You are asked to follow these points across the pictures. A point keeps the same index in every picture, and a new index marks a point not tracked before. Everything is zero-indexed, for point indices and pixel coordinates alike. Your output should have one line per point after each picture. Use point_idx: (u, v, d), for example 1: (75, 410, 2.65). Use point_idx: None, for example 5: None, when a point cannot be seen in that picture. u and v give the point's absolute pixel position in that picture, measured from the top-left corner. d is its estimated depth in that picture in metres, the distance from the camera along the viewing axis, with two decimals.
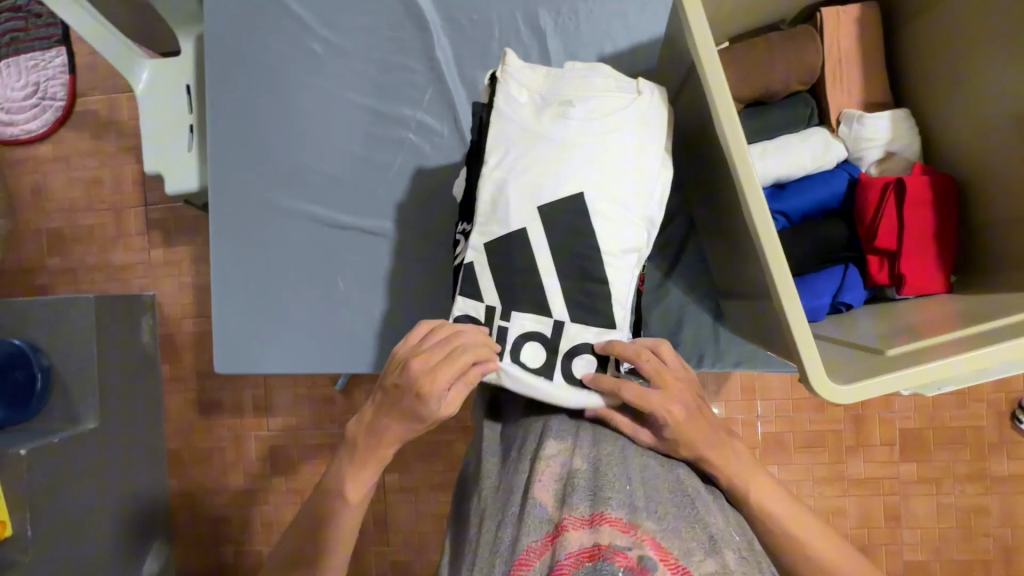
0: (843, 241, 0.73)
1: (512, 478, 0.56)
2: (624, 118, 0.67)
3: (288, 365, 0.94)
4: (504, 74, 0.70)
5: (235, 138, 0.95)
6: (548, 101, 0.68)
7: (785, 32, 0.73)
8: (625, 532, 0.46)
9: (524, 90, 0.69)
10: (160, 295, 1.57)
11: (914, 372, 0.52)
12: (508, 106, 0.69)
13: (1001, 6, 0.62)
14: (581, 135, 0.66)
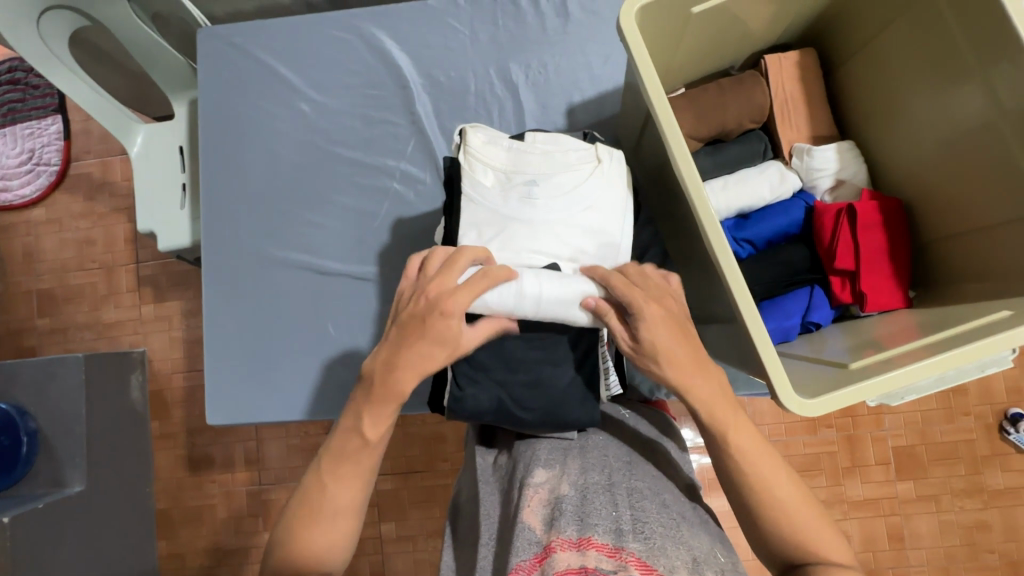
0: (806, 264, 0.78)
1: (507, 513, 0.59)
2: (587, 189, 0.71)
3: (282, 412, 0.94)
4: (467, 157, 0.73)
5: (228, 193, 0.99)
6: (512, 180, 0.72)
7: (735, 77, 0.80)
8: (610, 556, 0.48)
9: (490, 170, 0.72)
10: (150, 351, 1.58)
11: (874, 385, 0.55)
12: (475, 190, 0.72)
13: (913, 48, 0.69)
14: (548, 210, 0.70)
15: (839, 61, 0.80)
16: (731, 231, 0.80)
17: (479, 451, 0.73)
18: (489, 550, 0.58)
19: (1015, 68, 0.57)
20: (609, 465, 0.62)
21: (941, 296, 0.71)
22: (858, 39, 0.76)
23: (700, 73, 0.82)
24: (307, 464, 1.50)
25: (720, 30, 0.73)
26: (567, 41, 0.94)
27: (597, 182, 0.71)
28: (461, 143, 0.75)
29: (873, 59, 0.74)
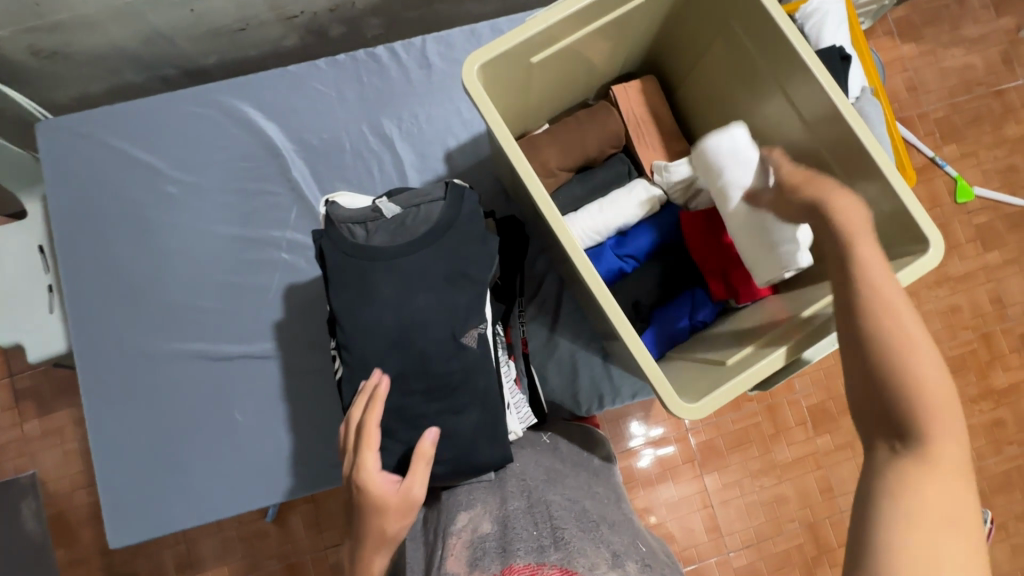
0: (682, 270, 0.84)
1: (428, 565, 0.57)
2: (448, 211, 0.71)
3: (199, 515, 0.87)
4: (330, 214, 0.72)
5: (97, 293, 0.92)
6: (378, 223, 0.72)
7: (590, 109, 0.86)
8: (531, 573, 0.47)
9: (360, 222, 0.72)
10: (41, 472, 1.41)
11: (743, 374, 0.61)
12: (341, 233, 0.70)
13: (728, 70, 0.78)
14: (413, 235, 0.70)
15: (676, 83, 0.89)
16: (614, 249, 0.85)
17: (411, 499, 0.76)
18: None
19: (804, 82, 0.67)
20: (527, 488, 0.64)
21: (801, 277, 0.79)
22: (685, 66, 0.85)
23: (559, 108, 0.88)
24: (249, 555, 1.40)
25: (565, 71, 0.79)
26: (433, 90, 0.97)
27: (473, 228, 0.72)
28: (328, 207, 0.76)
29: (702, 83, 0.84)
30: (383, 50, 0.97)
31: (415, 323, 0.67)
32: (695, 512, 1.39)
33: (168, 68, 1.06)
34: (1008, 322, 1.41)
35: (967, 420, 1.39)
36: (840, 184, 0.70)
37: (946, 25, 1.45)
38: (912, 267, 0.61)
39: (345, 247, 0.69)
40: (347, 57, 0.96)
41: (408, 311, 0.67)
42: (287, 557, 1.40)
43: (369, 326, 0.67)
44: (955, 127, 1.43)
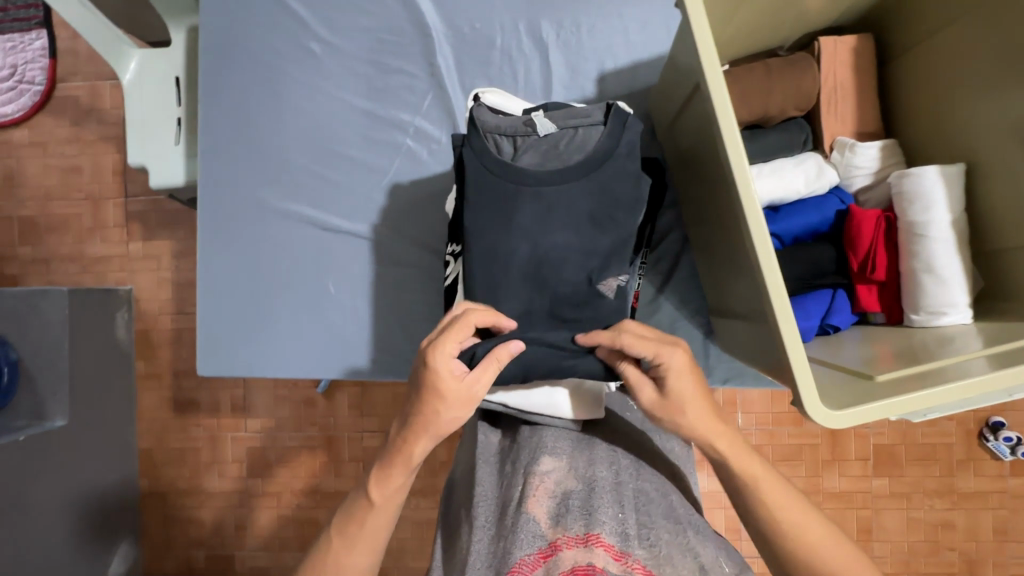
0: (831, 266, 0.75)
1: (507, 500, 0.56)
2: (606, 140, 0.67)
3: (273, 370, 0.92)
4: (478, 122, 0.70)
5: (227, 135, 0.93)
6: (527, 140, 0.68)
7: (785, 58, 0.75)
8: (617, 558, 0.46)
9: (508, 134, 0.69)
10: (137, 290, 1.54)
11: (900, 401, 0.53)
12: (488, 145, 0.68)
13: (981, 45, 0.64)
14: (566, 158, 0.67)
15: (896, 51, 0.75)
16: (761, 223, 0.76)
17: (480, 417, 0.75)
18: (483, 535, 0.54)
19: None
20: (617, 460, 0.61)
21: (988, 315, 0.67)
22: (919, 32, 0.71)
23: (748, 51, 0.77)
24: (295, 416, 1.50)
25: (778, 7, 0.67)
26: (605, 1, 0.88)
27: (627, 159, 0.67)
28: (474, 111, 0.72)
29: (936, 55, 0.69)
30: None
31: (547, 241, 0.65)
32: (718, 509, 1.34)
33: None
34: None
35: None
36: None
37: None
38: None
39: (488, 162, 0.67)
40: None
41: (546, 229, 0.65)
42: (327, 428, 1.49)
43: (505, 232, 0.65)
44: None
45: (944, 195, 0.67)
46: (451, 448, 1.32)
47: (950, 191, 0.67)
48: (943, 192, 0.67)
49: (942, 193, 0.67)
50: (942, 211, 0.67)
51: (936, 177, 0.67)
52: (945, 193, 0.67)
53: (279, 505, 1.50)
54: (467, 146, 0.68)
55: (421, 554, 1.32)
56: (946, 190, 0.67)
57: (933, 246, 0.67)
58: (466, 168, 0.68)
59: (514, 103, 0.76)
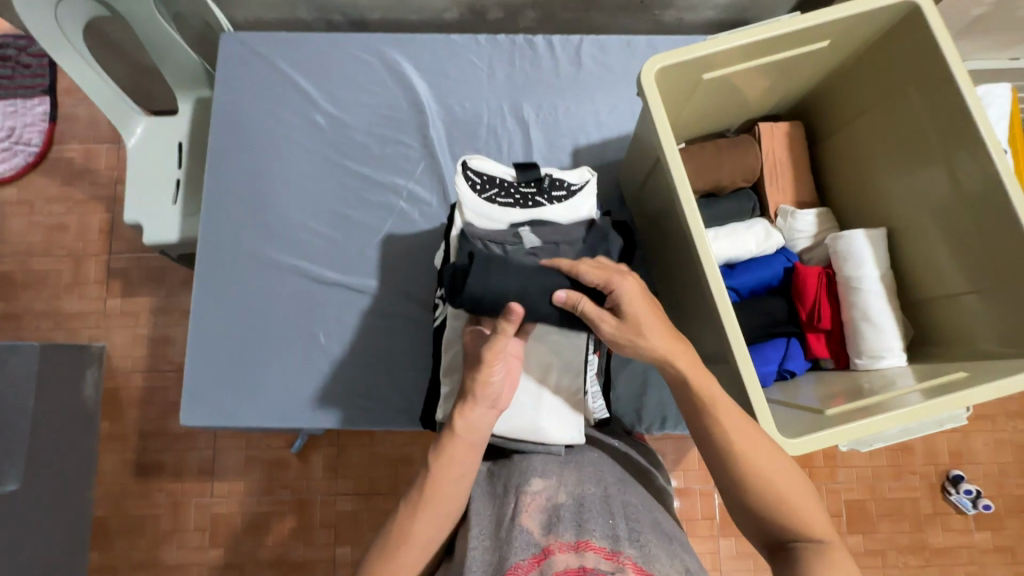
0: (784, 316, 0.83)
1: (500, 516, 0.60)
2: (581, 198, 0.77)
3: (257, 421, 0.93)
4: (475, 169, 0.78)
5: (230, 194, 1.00)
6: (516, 189, 0.78)
7: (731, 139, 0.87)
8: (607, 558, 0.51)
9: (502, 183, 0.78)
10: (110, 346, 1.53)
11: (841, 429, 0.61)
12: (483, 210, 0.76)
13: (881, 129, 0.78)
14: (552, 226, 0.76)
15: (820, 134, 0.89)
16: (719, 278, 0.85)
17: None
18: (479, 546, 0.57)
19: (974, 159, 0.67)
20: (604, 476, 0.65)
21: (925, 356, 0.77)
22: (837, 119, 0.85)
23: (700, 132, 0.89)
24: (265, 478, 1.46)
25: (722, 97, 0.81)
26: (576, 88, 1.01)
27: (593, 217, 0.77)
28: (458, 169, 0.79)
29: (852, 137, 0.83)
30: (540, 40, 1.02)
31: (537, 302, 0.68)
32: None
33: (338, 14, 1.15)
34: None
35: (1018, 567, 1.36)
36: (982, 269, 0.69)
37: None
38: None
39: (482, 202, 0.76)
40: (506, 40, 1.02)
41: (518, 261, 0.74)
42: (299, 491, 1.45)
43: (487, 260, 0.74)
44: None
45: (868, 255, 0.78)
46: None
47: (873, 250, 0.78)
48: (868, 252, 0.78)
49: (867, 253, 0.78)
50: (871, 268, 0.78)
51: (860, 240, 0.78)
52: (869, 253, 0.78)
53: None
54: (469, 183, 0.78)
55: None
56: (870, 251, 0.78)
57: (864, 297, 0.77)
58: (467, 202, 0.76)
59: (497, 165, 0.80)
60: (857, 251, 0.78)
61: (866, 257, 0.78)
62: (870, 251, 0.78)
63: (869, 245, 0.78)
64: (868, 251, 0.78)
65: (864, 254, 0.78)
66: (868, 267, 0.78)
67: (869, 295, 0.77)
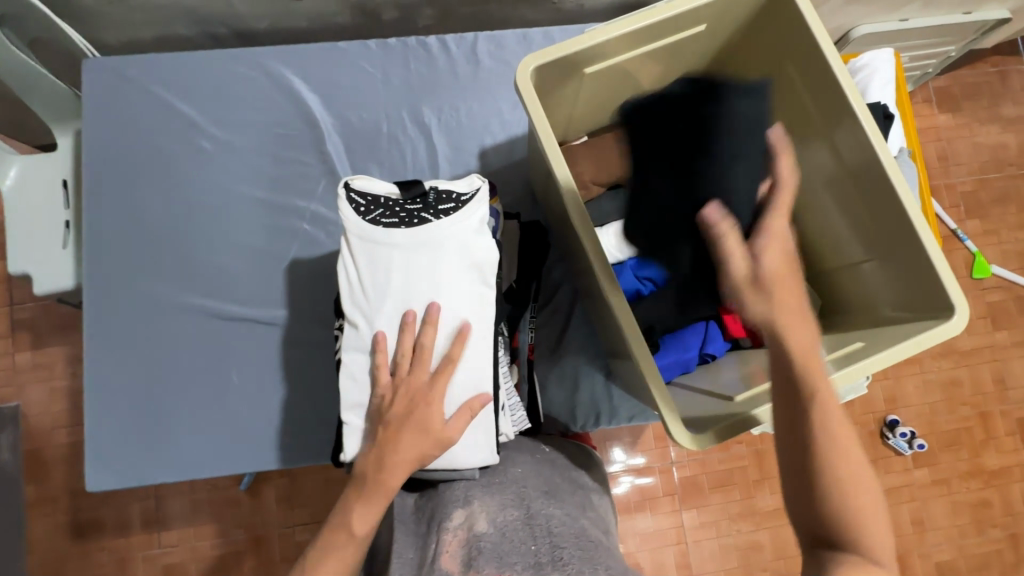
0: (701, 300, 0.83)
1: (423, 559, 0.58)
2: (462, 205, 0.73)
3: (178, 474, 0.87)
4: (354, 194, 0.73)
5: (115, 236, 0.92)
6: (397, 207, 0.73)
7: (630, 128, 0.86)
8: None
9: (384, 202, 0.73)
10: (24, 405, 1.40)
11: (741, 421, 0.61)
12: (366, 233, 0.71)
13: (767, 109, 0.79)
14: (440, 241, 0.71)
15: None
16: (635, 269, 0.84)
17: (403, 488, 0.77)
18: None
19: (850, 132, 0.68)
20: (526, 495, 0.64)
21: (829, 327, 0.79)
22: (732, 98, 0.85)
23: (598, 123, 0.88)
24: (216, 520, 1.39)
25: (614, 85, 0.79)
26: (477, 87, 0.98)
27: (472, 223, 0.72)
28: (342, 189, 0.74)
29: None
30: (434, 40, 0.97)
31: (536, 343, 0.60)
32: (667, 546, 1.35)
33: (219, 27, 1.07)
34: (1007, 404, 1.49)
35: (954, 496, 1.45)
36: (873, 238, 0.70)
37: (986, 101, 1.58)
38: (935, 331, 0.61)
39: (361, 224, 0.71)
40: (398, 42, 0.97)
41: (397, 279, 0.70)
42: (255, 527, 1.38)
43: (371, 283, 0.70)
44: (981, 203, 1.53)
45: None
46: None
47: None
48: None
49: None
50: None
51: None
52: None
53: None
54: (350, 210, 0.72)
55: None
56: None
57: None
58: (349, 230, 0.72)
59: (382, 183, 0.75)
60: None
61: None
62: None
63: None
64: None
65: None
66: None
67: None
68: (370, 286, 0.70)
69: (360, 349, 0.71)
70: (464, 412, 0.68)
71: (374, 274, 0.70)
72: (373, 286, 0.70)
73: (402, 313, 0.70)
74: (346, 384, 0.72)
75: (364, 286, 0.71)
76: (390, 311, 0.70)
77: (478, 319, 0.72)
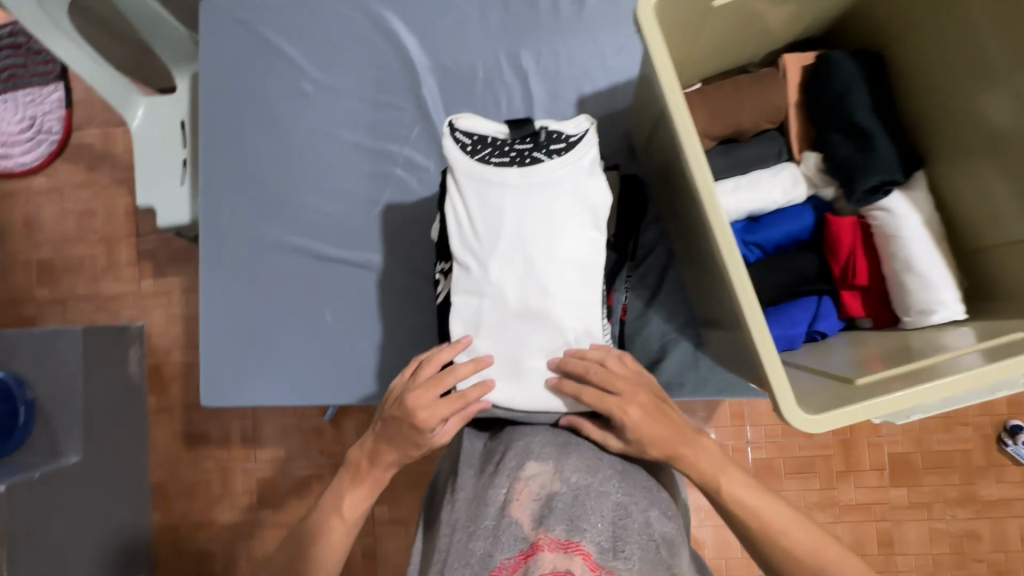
0: (814, 272, 0.75)
1: (486, 496, 0.52)
2: (577, 141, 0.71)
3: (275, 398, 0.93)
4: (463, 134, 0.73)
5: (228, 174, 0.97)
6: (507, 147, 0.72)
7: (752, 75, 0.77)
8: (595, 570, 0.43)
9: (492, 144, 0.73)
10: (148, 325, 1.58)
11: (863, 408, 0.54)
12: (477, 170, 0.70)
13: (929, 50, 0.67)
14: (555, 182, 0.69)
15: None
16: (742, 234, 0.77)
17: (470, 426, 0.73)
18: (457, 531, 0.50)
19: None
20: (602, 468, 0.55)
21: (976, 310, 0.69)
22: (883, 35, 0.73)
23: (715, 68, 0.79)
24: (302, 444, 1.51)
25: (741, 23, 0.70)
26: (580, 29, 0.91)
27: (584, 158, 0.70)
28: (448, 128, 0.75)
29: (903, 58, 0.71)
30: None
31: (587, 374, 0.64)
32: None
33: None
34: None
35: None
36: None
37: None
38: None
39: (472, 162, 0.71)
40: None
41: (508, 217, 0.68)
42: (335, 455, 1.49)
43: (481, 222, 0.69)
44: None
45: (903, 210, 0.69)
46: None
47: (909, 204, 0.69)
48: (905, 206, 0.69)
49: (903, 206, 0.69)
50: (912, 224, 0.69)
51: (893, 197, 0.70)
52: (910, 206, 0.69)
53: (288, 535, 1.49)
54: (459, 149, 0.72)
55: None
56: (909, 203, 0.69)
57: (906, 247, 0.68)
58: (460, 169, 0.71)
59: (489, 125, 0.75)
60: (891, 213, 0.69)
61: (903, 212, 0.69)
62: (908, 205, 0.69)
63: (901, 201, 0.69)
64: (904, 208, 0.69)
65: (900, 210, 0.69)
66: (910, 221, 0.69)
67: (913, 258, 0.68)
68: (482, 224, 0.69)
69: (471, 292, 0.69)
70: (616, 359, 0.65)
71: (485, 215, 0.69)
72: (484, 223, 0.69)
73: (516, 253, 0.68)
74: (458, 326, 0.70)
75: (474, 225, 0.70)
76: (504, 252, 0.68)
77: (593, 267, 0.69)
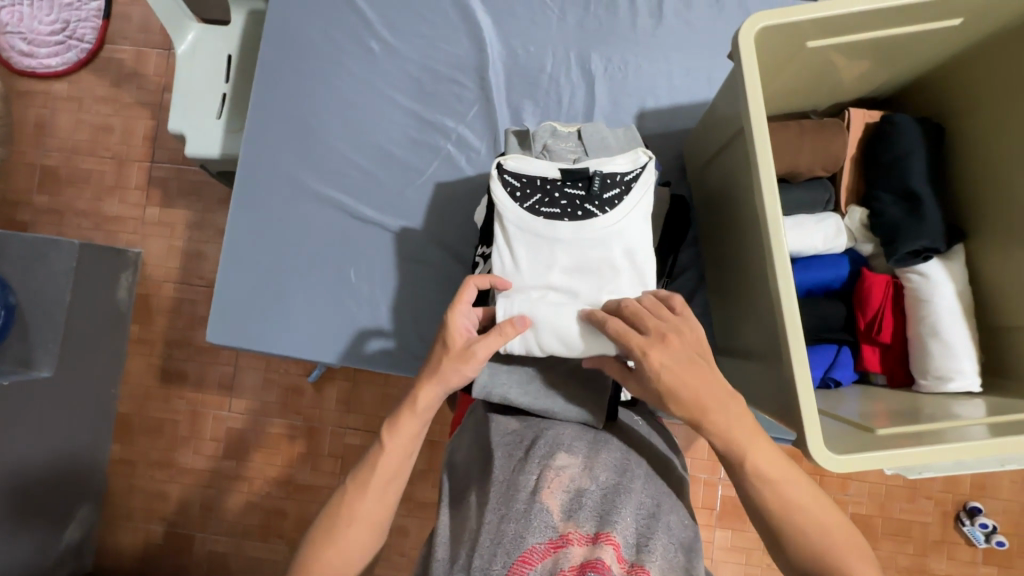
0: (840, 322, 0.77)
1: (517, 480, 0.53)
2: (632, 199, 0.69)
3: (281, 348, 0.92)
4: (515, 174, 0.71)
5: (278, 116, 0.96)
6: (559, 195, 0.70)
7: (816, 121, 0.79)
8: (622, 564, 0.44)
9: (545, 185, 0.70)
10: (145, 254, 1.54)
11: (885, 456, 0.56)
12: (528, 221, 0.69)
13: (991, 129, 0.70)
14: (607, 236, 0.68)
15: None
16: None
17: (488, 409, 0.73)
18: (485, 511, 0.51)
19: None
20: (630, 468, 0.56)
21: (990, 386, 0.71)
22: (947, 110, 0.75)
23: (781, 109, 0.80)
24: (279, 401, 1.48)
25: (822, 68, 0.72)
26: (653, 45, 0.93)
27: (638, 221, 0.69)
28: (498, 164, 0.73)
29: (961, 134, 0.74)
30: None
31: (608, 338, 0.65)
32: None
33: None
34: None
35: None
36: None
37: None
38: None
39: (525, 215, 0.69)
40: None
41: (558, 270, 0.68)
42: (311, 419, 1.46)
43: (529, 274, 0.69)
44: None
45: (936, 278, 0.72)
46: (432, 458, 1.26)
47: (942, 273, 0.73)
48: (938, 275, 0.72)
49: (936, 275, 0.72)
50: (943, 292, 0.72)
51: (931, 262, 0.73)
52: (942, 276, 0.72)
53: (250, 490, 1.46)
54: (510, 198, 0.70)
55: (387, 563, 1.24)
56: (943, 273, 0.72)
57: (934, 312, 0.71)
58: (512, 217, 0.69)
59: (536, 163, 0.72)
60: (926, 277, 0.72)
61: (937, 280, 0.72)
62: (942, 274, 0.72)
63: (936, 270, 0.72)
64: (938, 276, 0.72)
65: (934, 277, 0.72)
66: (943, 288, 0.72)
67: (941, 321, 0.71)
68: (530, 275, 0.69)
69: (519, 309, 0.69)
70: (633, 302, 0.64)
71: (534, 265, 0.69)
72: (533, 273, 0.69)
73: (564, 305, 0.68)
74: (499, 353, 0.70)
75: (523, 275, 0.69)
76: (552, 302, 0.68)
77: None
